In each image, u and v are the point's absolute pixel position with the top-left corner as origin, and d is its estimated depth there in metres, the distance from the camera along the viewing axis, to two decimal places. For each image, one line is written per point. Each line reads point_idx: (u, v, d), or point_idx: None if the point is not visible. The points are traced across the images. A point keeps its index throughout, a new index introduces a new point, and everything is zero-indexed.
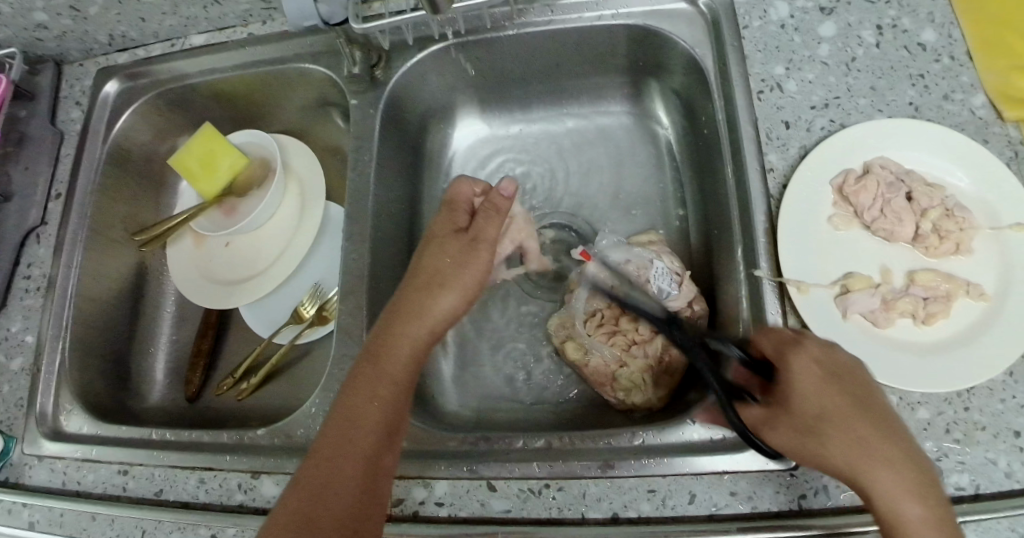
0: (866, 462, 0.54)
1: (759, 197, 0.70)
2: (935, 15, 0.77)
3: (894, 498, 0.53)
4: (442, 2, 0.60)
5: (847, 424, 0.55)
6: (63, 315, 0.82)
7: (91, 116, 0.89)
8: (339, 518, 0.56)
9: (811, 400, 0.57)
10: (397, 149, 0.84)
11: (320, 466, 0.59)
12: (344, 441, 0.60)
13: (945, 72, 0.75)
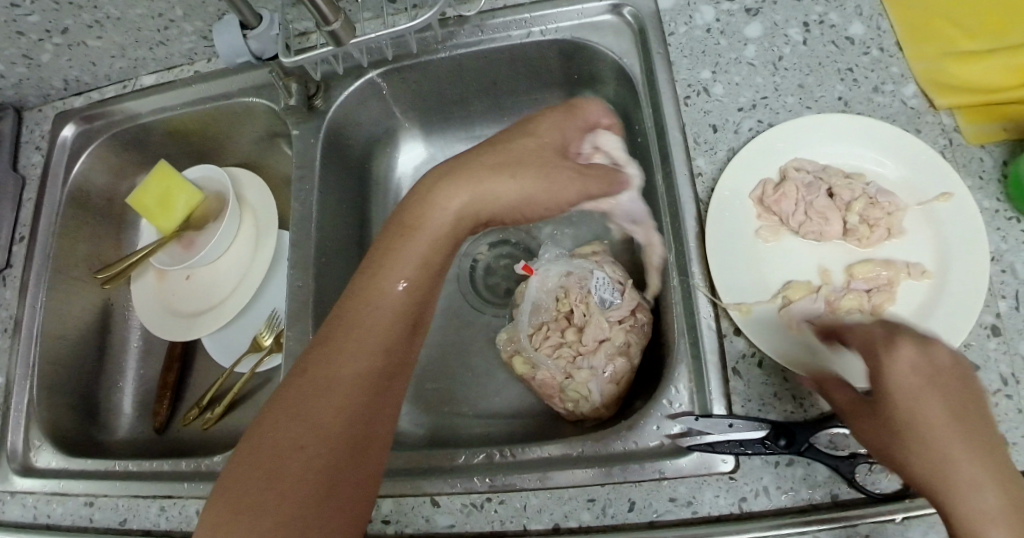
0: (964, 449, 0.51)
1: (688, 201, 0.70)
2: (863, 7, 0.77)
3: (947, 456, 0.51)
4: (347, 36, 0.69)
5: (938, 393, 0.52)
6: (30, 353, 0.85)
7: (50, 159, 0.92)
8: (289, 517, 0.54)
9: (904, 387, 0.53)
10: (342, 175, 0.87)
11: (257, 461, 0.56)
12: (293, 430, 0.57)
13: (874, 64, 0.75)
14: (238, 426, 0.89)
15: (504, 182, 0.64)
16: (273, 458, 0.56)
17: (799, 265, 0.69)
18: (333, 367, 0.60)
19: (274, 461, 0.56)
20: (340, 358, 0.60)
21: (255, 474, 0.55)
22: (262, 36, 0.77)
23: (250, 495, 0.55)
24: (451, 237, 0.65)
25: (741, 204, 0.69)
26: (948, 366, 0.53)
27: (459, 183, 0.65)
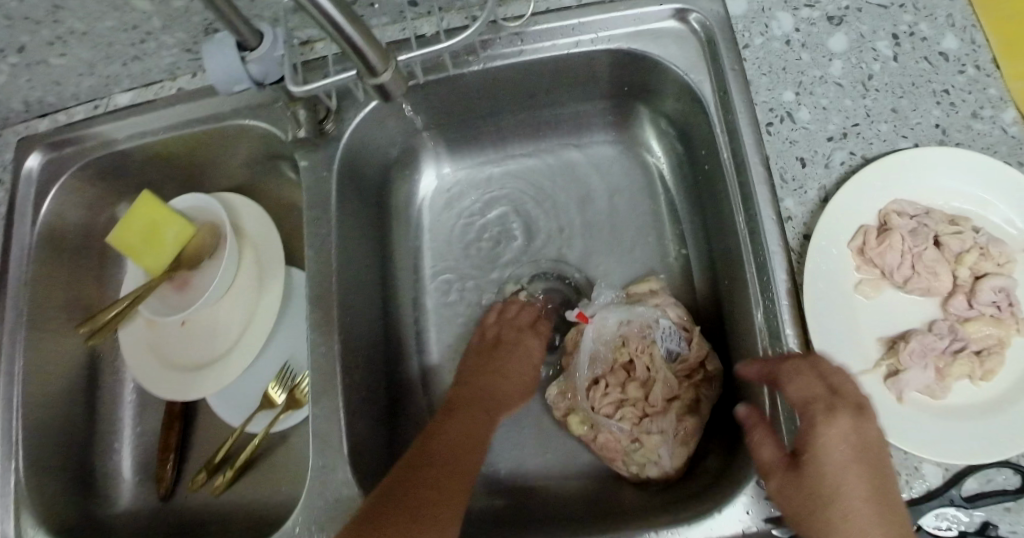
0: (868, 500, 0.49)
1: (778, 251, 0.61)
2: (954, 17, 0.67)
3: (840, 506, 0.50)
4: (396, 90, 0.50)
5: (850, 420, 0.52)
6: (11, 428, 0.74)
7: (14, 195, 0.78)
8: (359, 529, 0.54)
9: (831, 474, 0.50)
10: (362, 209, 0.74)
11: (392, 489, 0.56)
12: (417, 497, 0.55)
13: (971, 85, 0.64)
14: (250, 494, 0.79)
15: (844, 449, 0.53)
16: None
17: (906, 327, 0.60)
18: None
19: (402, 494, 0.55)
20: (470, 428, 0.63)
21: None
22: (264, 57, 0.63)
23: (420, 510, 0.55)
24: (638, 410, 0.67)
25: (836, 255, 0.60)
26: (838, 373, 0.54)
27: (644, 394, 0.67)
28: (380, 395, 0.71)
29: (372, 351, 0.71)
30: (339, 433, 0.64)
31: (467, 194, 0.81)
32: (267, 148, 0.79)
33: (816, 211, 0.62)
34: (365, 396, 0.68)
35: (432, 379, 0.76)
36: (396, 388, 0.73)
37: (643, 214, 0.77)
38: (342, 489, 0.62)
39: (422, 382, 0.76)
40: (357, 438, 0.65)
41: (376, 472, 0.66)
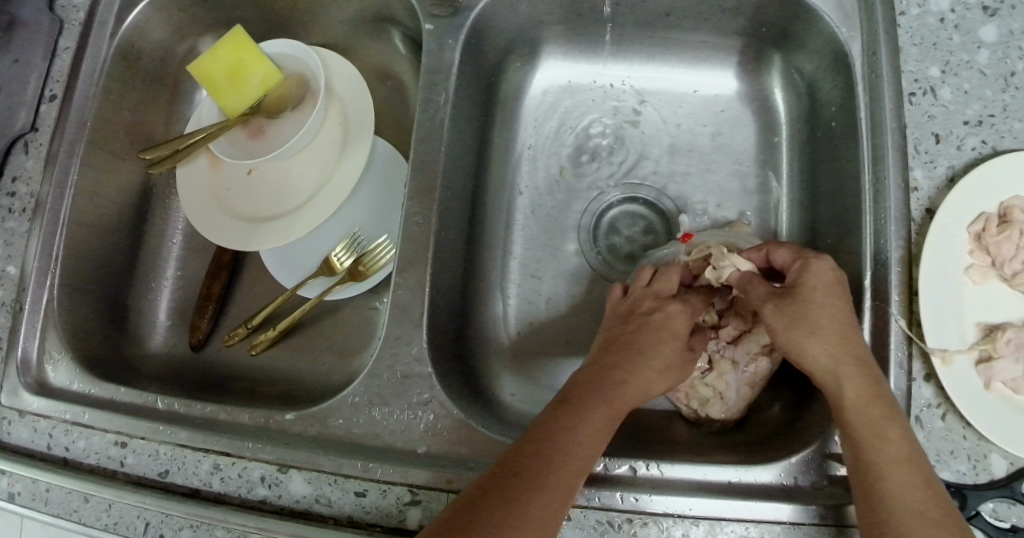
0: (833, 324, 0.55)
1: (896, 216, 0.61)
2: None
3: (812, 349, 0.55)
4: None
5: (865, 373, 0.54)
6: (52, 243, 0.70)
7: (97, 3, 0.73)
8: (492, 473, 0.51)
9: (821, 311, 0.55)
10: (473, 92, 0.70)
11: (532, 450, 0.51)
12: (537, 461, 0.51)
13: None
14: (291, 362, 0.73)
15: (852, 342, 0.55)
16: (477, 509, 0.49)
17: (1006, 317, 0.60)
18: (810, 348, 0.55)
19: (538, 457, 0.51)
20: (621, 375, 0.57)
21: (485, 519, 0.48)
22: None
23: (538, 459, 0.51)
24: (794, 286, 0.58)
25: (954, 234, 0.60)
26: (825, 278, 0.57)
27: (829, 285, 0.56)
28: (457, 285, 0.67)
29: (457, 239, 0.68)
30: (420, 309, 0.62)
31: (572, 107, 0.78)
32: (378, 8, 0.73)
33: (941, 189, 0.62)
34: (445, 282, 0.65)
35: (508, 282, 0.73)
36: (471, 282, 0.70)
37: (749, 165, 0.75)
38: (413, 367, 0.61)
39: (497, 281, 0.73)
40: (436, 318, 0.63)
41: (445, 358, 0.64)
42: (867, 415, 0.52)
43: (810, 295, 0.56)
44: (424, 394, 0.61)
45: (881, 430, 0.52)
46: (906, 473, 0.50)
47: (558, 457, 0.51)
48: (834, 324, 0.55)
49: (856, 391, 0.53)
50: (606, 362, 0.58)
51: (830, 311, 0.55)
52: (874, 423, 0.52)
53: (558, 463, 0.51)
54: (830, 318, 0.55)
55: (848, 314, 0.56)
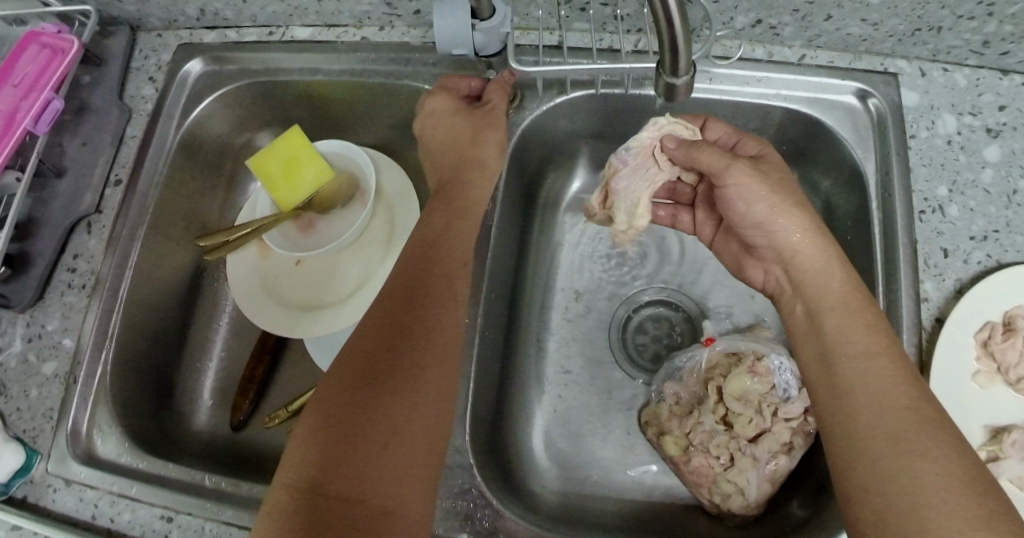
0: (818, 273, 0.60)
1: (908, 324, 0.65)
2: None
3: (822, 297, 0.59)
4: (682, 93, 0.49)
5: (866, 323, 0.57)
6: (110, 320, 0.74)
7: (165, 97, 0.79)
8: (311, 465, 0.49)
9: (813, 258, 0.61)
10: (513, 193, 0.75)
11: (338, 404, 0.51)
12: (367, 416, 0.51)
13: None
14: None
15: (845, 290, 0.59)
16: (379, 378, 0.52)
17: (1012, 420, 0.63)
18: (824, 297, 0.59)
19: (352, 409, 0.51)
20: (404, 348, 0.54)
21: (368, 422, 0.50)
22: (490, 29, 0.62)
23: (365, 436, 0.50)
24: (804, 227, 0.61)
25: (961, 342, 0.64)
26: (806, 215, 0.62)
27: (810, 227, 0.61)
28: (492, 375, 0.72)
29: (496, 331, 0.73)
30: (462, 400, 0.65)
31: None
32: None
33: (950, 299, 0.66)
34: (484, 373, 0.69)
35: (542, 375, 0.79)
36: (505, 372, 0.75)
37: None
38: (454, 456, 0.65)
39: (533, 373, 0.79)
40: (475, 408, 0.67)
41: (484, 446, 0.68)
42: (880, 372, 0.54)
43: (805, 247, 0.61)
44: (464, 483, 0.64)
45: (889, 385, 0.53)
46: (918, 425, 0.51)
47: (367, 407, 0.51)
48: (828, 268, 0.60)
49: (852, 346, 0.56)
50: (401, 294, 0.58)
51: (815, 259, 0.61)
52: (878, 378, 0.54)
53: (378, 448, 0.50)
54: (818, 264, 0.60)
55: (833, 255, 0.61)
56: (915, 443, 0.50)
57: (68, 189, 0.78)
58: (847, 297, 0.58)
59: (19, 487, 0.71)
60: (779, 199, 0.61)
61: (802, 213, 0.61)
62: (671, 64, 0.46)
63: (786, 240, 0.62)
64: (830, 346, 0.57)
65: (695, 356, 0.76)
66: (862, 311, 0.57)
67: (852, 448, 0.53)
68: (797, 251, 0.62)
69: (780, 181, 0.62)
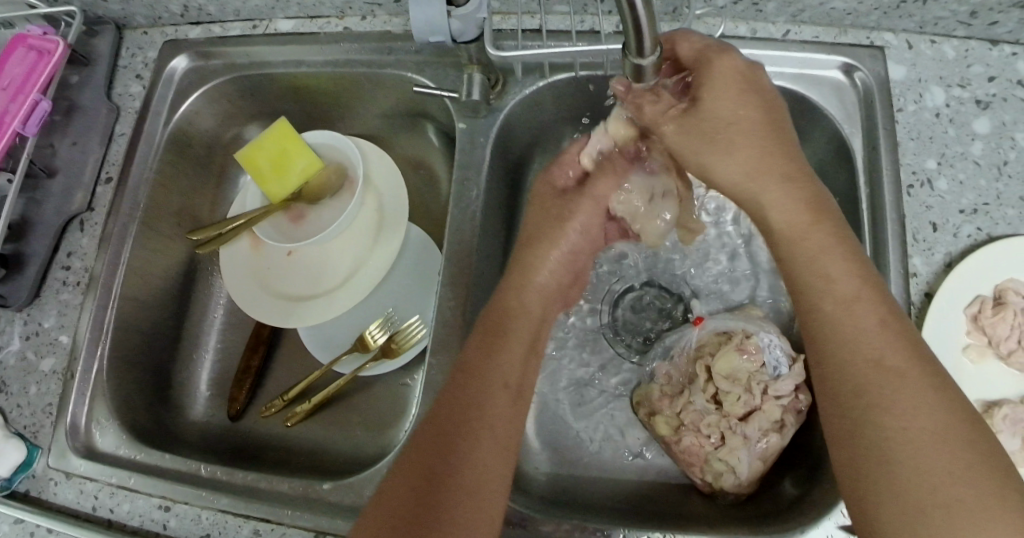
0: (750, 183, 0.57)
1: (898, 300, 0.64)
2: None
3: (766, 212, 0.57)
4: (648, 75, 0.49)
5: (844, 256, 0.54)
6: (104, 316, 0.75)
7: (153, 93, 0.80)
8: (412, 488, 0.53)
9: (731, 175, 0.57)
10: (500, 179, 0.76)
11: (437, 442, 0.55)
12: (464, 432, 0.56)
13: None
14: (322, 434, 0.78)
15: (798, 209, 0.55)
16: (445, 458, 0.55)
17: (1002, 395, 0.62)
18: (778, 207, 0.56)
19: (456, 435, 0.56)
20: (490, 419, 0.57)
21: (465, 471, 0.54)
22: (467, 16, 0.62)
23: (455, 461, 0.55)
24: (768, 150, 0.56)
25: (950, 317, 0.63)
26: (731, 125, 0.56)
27: (723, 151, 0.57)
28: None
29: None
30: None
31: None
32: (416, 104, 0.80)
33: (940, 274, 0.66)
34: None
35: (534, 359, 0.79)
36: None
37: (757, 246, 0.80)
38: None
39: None
40: None
41: None
42: (858, 321, 0.51)
43: (717, 161, 0.57)
44: None
45: (864, 330, 0.51)
46: (893, 379, 0.49)
47: (477, 432, 0.56)
48: (761, 178, 0.56)
49: (835, 288, 0.53)
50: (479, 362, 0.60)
51: (735, 172, 0.57)
52: (860, 327, 0.51)
53: (477, 471, 0.55)
54: (749, 182, 0.57)
55: (786, 159, 0.56)
56: (883, 394, 0.49)
57: (60, 188, 0.79)
58: (803, 232, 0.55)
59: (22, 482, 0.72)
60: (699, 153, 0.58)
61: (738, 157, 0.56)
62: (636, 46, 0.46)
63: (722, 177, 0.58)
64: (804, 284, 0.55)
65: (686, 338, 0.76)
66: (827, 253, 0.54)
67: (832, 396, 0.51)
68: (735, 183, 0.58)
69: (715, 134, 0.57)
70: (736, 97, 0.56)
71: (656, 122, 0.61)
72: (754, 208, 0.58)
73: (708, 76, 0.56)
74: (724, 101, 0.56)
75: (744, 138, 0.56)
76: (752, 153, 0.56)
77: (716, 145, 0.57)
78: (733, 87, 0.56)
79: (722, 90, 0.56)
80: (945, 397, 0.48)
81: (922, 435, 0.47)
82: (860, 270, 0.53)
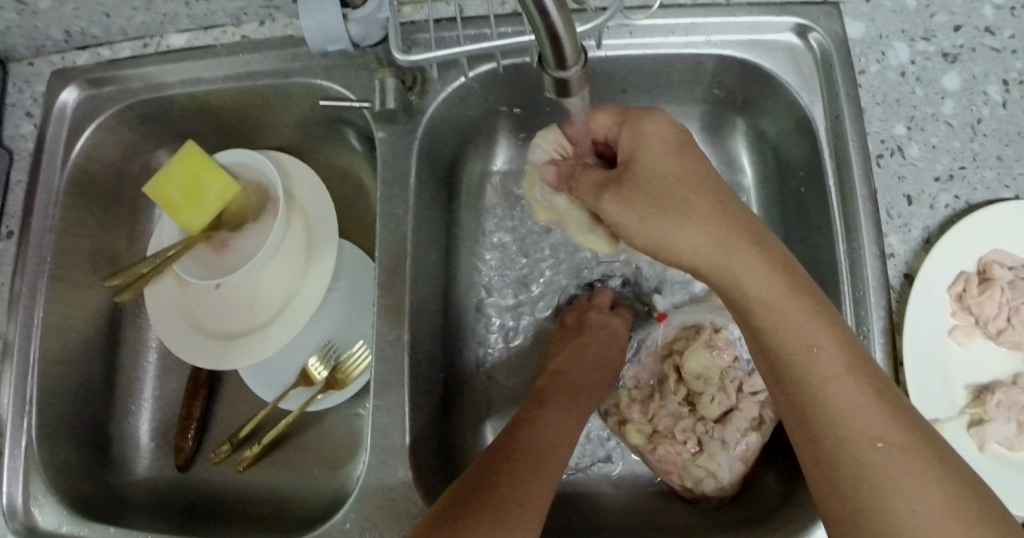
0: (715, 259, 0.52)
1: (875, 286, 0.60)
2: None
3: (733, 281, 0.52)
4: (575, 88, 0.42)
5: (819, 322, 0.50)
6: (26, 384, 0.69)
7: (46, 132, 0.72)
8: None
9: (694, 252, 0.52)
10: (434, 191, 0.70)
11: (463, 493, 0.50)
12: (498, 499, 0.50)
13: None
14: (279, 480, 0.73)
15: (760, 278, 0.51)
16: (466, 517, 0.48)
17: (993, 378, 0.58)
18: (747, 279, 0.51)
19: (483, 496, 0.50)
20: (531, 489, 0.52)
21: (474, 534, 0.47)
22: (367, 18, 0.55)
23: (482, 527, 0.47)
24: (722, 215, 0.52)
25: (934, 297, 0.58)
26: (676, 188, 0.53)
27: (684, 223, 0.52)
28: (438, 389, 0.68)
29: (432, 340, 0.68)
30: (403, 430, 0.61)
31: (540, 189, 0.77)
32: (335, 113, 0.73)
33: (918, 251, 0.60)
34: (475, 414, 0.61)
35: (497, 376, 0.74)
36: (453, 385, 0.71)
37: None
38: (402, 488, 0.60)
39: (483, 378, 0.74)
40: (420, 434, 0.63)
41: (430, 471, 0.63)
42: (846, 400, 0.48)
43: (676, 229, 0.52)
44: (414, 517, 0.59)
45: (859, 409, 0.48)
46: (894, 458, 0.46)
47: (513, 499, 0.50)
48: (724, 248, 0.52)
49: (819, 364, 0.49)
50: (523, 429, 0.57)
51: (698, 244, 0.52)
52: (851, 404, 0.48)
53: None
54: (711, 252, 0.52)
55: (739, 212, 0.53)
56: (891, 477, 0.45)
57: None
58: (782, 303, 0.50)
59: None
60: (657, 220, 0.52)
61: (697, 226, 0.52)
62: (556, 57, 0.39)
63: (685, 251, 0.53)
64: (785, 362, 0.50)
65: (649, 337, 0.72)
66: (808, 323, 0.50)
67: (829, 479, 0.48)
68: (698, 255, 0.52)
69: (666, 198, 0.52)
70: (681, 164, 0.54)
71: (603, 181, 0.56)
72: (718, 276, 0.53)
73: (643, 142, 0.55)
74: (659, 151, 0.54)
75: (691, 196, 0.53)
76: (712, 224, 0.52)
77: (669, 208, 0.52)
78: (669, 150, 0.55)
79: (655, 144, 0.54)
80: (951, 473, 0.45)
81: (934, 519, 0.44)
82: (841, 338, 0.50)
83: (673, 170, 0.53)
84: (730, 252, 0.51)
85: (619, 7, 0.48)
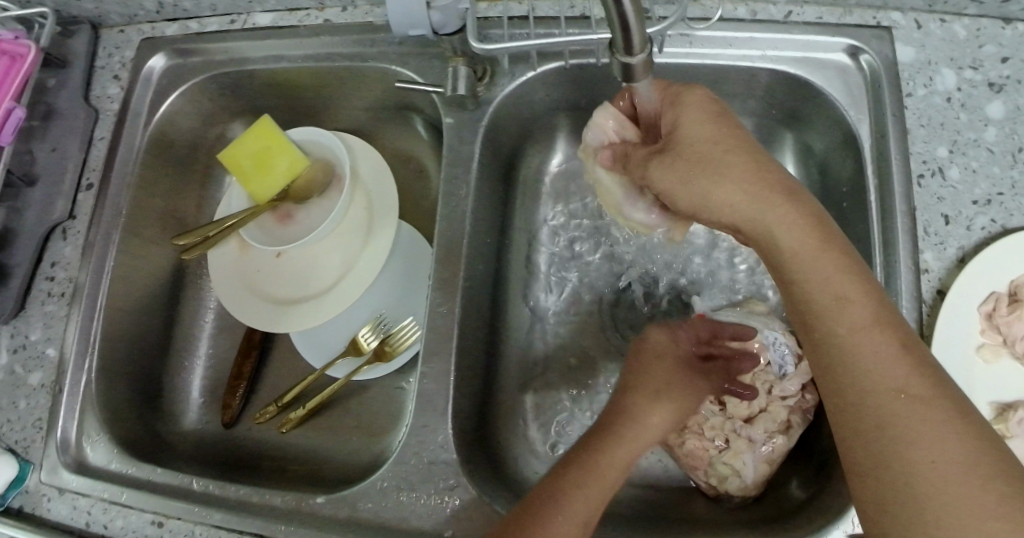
0: (750, 214, 0.53)
1: (908, 298, 0.62)
2: None
3: (766, 235, 0.53)
4: (639, 75, 0.46)
5: (852, 279, 0.51)
6: (91, 327, 0.73)
7: (132, 95, 0.77)
8: None
9: (730, 209, 0.54)
10: (490, 177, 0.73)
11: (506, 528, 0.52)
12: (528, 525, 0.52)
13: None
14: (318, 441, 0.76)
15: (792, 232, 0.52)
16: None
17: (1018, 396, 0.60)
18: (779, 233, 0.53)
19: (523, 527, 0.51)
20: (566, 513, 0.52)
21: None
22: (447, 7, 0.60)
23: None
24: (757, 172, 0.54)
25: (964, 314, 0.61)
26: (713, 148, 0.54)
27: (721, 180, 0.53)
28: (479, 365, 0.71)
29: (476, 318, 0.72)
30: (444, 397, 0.64)
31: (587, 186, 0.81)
32: (402, 98, 0.78)
33: (952, 269, 0.63)
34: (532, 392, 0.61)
35: (532, 360, 0.77)
36: (491, 363, 0.74)
37: None
38: (439, 452, 0.63)
39: (519, 360, 0.77)
40: (459, 403, 0.66)
41: (466, 440, 0.66)
42: (873, 354, 0.49)
43: (714, 184, 0.53)
44: (449, 480, 0.62)
45: (886, 362, 0.49)
46: (915, 411, 0.47)
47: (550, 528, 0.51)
48: (759, 203, 0.53)
49: (848, 316, 0.50)
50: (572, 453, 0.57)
51: (735, 198, 0.53)
52: (877, 357, 0.49)
53: None
54: (746, 206, 0.53)
55: (775, 171, 0.54)
56: (911, 427, 0.47)
57: (41, 197, 0.77)
58: (813, 257, 0.52)
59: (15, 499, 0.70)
60: (697, 178, 0.54)
61: (735, 183, 0.53)
62: (624, 44, 0.43)
63: (719, 207, 0.54)
64: (815, 315, 0.51)
65: None
66: (841, 278, 0.51)
67: (851, 430, 0.49)
68: (734, 211, 0.54)
69: (705, 157, 0.54)
70: (724, 126, 0.55)
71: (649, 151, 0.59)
72: (754, 232, 0.54)
73: (684, 112, 0.56)
74: (702, 114, 0.56)
75: (730, 155, 0.54)
76: (748, 180, 0.53)
77: (707, 165, 0.54)
78: (712, 113, 0.56)
79: (697, 110, 0.56)
80: (973, 428, 0.46)
81: (954, 471, 0.45)
82: (871, 293, 0.51)
83: (714, 130, 0.55)
84: (763, 206, 0.53)
85: (681, 13, 0.52)
